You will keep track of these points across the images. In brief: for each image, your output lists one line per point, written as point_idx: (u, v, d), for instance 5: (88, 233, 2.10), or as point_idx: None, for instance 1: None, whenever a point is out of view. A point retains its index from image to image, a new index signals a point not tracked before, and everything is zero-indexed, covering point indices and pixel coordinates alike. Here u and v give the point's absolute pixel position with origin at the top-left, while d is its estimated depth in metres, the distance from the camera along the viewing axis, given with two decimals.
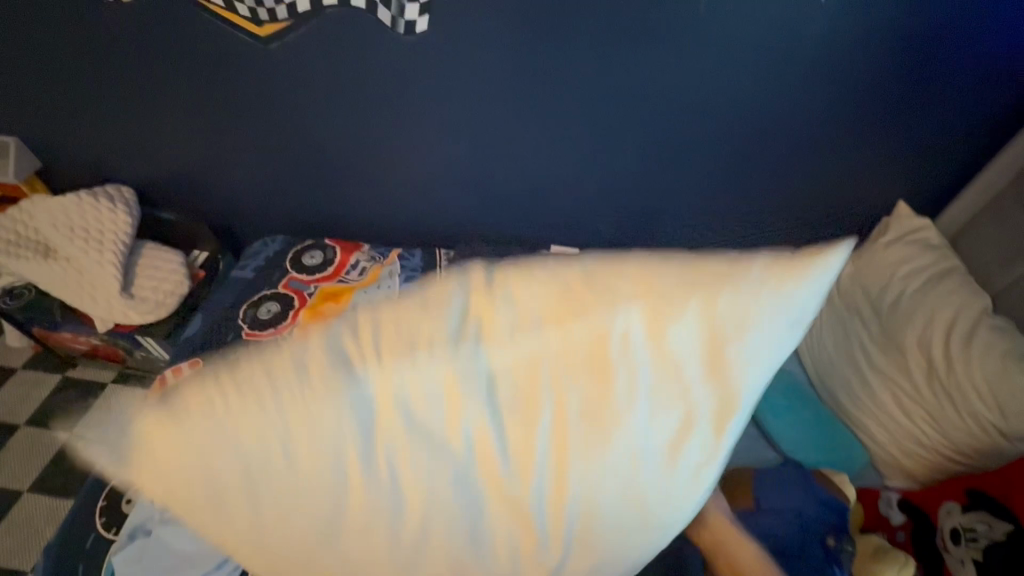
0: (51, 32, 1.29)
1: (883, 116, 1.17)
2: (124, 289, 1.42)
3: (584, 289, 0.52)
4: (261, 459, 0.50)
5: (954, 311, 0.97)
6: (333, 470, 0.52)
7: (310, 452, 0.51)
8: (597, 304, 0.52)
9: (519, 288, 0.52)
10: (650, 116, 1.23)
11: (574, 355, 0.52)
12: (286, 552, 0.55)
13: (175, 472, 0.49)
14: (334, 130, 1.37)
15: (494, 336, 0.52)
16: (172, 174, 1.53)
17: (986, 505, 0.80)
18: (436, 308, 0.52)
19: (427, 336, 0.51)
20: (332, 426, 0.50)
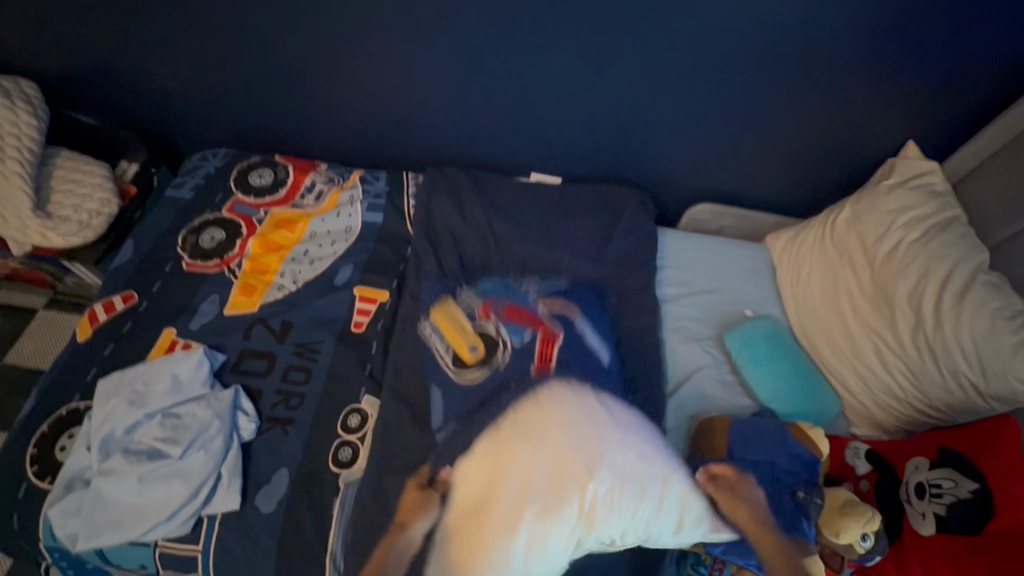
0: None
1: (906, 40, 1.05)
2: (37, 207, 1.21)
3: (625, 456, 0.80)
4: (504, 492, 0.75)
5: (949, 266, 0.94)
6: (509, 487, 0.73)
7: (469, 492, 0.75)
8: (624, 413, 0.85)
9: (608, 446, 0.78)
10: (647, 25, 1.08)
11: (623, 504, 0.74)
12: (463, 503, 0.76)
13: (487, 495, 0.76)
14: (276, 20, 1.16)
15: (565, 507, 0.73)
16: (84, 68, 1.29)
17: (954, 462, 0.80)
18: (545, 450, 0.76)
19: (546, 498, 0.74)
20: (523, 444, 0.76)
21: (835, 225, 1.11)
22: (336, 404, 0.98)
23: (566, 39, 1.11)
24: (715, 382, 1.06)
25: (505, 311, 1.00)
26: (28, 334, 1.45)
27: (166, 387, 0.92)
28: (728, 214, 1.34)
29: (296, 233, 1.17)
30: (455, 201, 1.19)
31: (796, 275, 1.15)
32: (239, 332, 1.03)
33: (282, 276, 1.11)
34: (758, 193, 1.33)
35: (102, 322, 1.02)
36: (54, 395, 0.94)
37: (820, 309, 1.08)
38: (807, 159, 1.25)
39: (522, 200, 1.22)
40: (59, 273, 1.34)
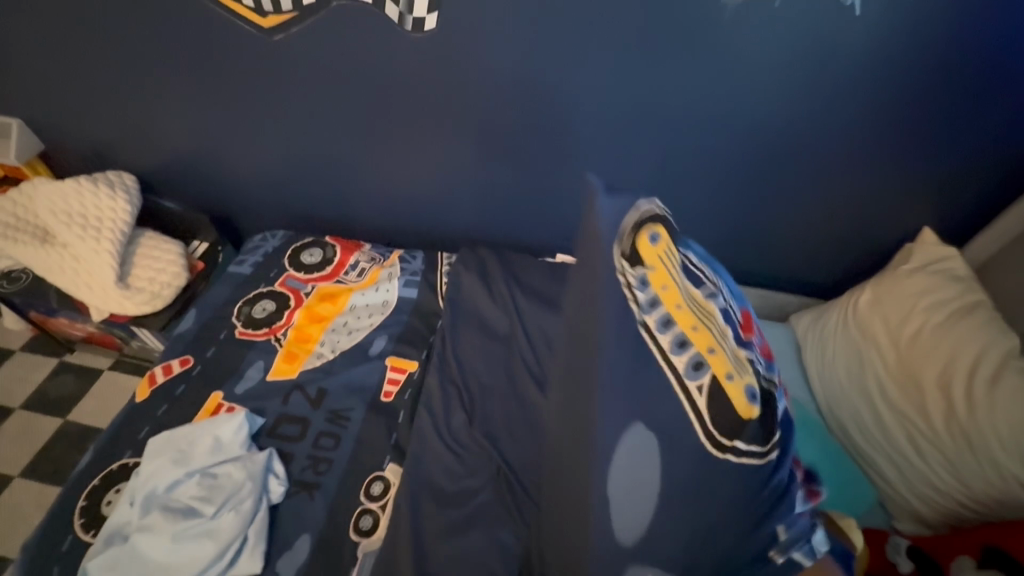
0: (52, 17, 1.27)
1: (914, 135, 1.11)
2: (119, 280, 1.38)
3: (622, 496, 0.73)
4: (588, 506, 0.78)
5: (978, 351, 0.92)
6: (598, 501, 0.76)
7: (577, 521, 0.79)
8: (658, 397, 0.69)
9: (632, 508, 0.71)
10: (662, 125, 1.19)
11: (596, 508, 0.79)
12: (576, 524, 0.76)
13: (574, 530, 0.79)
14: (336, 125, 1.34)
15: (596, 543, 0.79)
16: (173, 163, 1.50)
17: (1001, 563, 0.75)
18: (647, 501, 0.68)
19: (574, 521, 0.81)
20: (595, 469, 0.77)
21: (857, 307, 1.12)
22: (361, 470, 1.01)
23: (588, 138, 1.24)
24: None
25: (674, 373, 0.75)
26: (91, 393, 1.58)
27: (208, 447, 0.98)
28: (748, 293, 1.37)
29: (338, 305, 1.27)
30: (484, 280, 1.28)
31: (822, 355, 1.15)
32: (278, 396, 1.11)
33: (322, 345, 1.20)
34: (778, 273, 1.36)
35: (159, 383, 1.12)
36: (107, 451, 1.02)
37: (848, 392, 1.06)
38: (825, 242, 1.28)
39: (547, 279, 1.29)
40: (126, 337, 1.48)
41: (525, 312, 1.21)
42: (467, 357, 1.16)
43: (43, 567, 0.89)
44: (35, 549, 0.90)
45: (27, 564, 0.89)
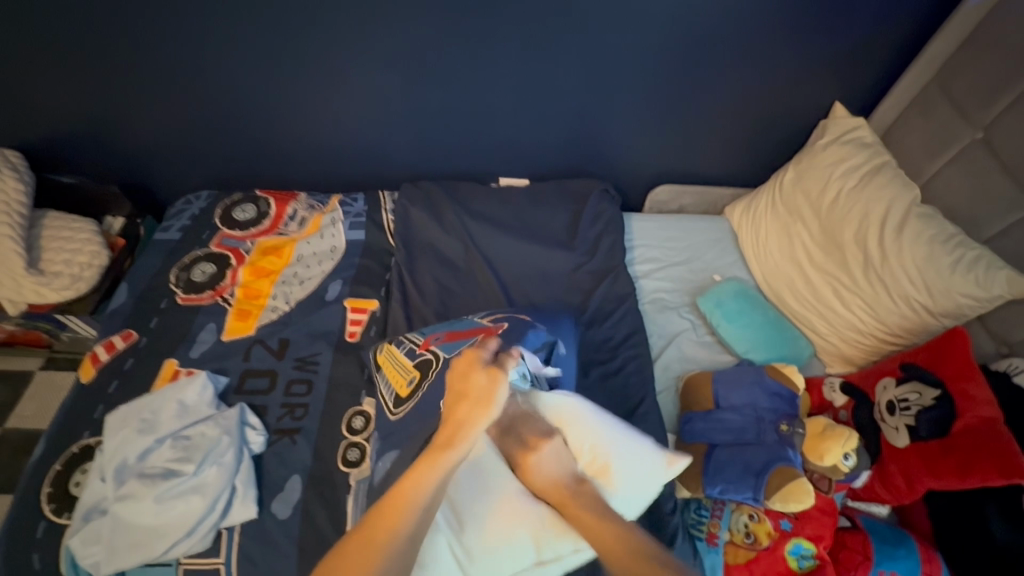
0: None
1: (825, 12, 1.14)
2: (30, 266, 1.25)
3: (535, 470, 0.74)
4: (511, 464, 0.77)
5: (887, 205, 1.03)
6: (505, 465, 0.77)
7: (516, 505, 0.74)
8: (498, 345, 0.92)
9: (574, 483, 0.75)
10: (587, 27, 1.16)
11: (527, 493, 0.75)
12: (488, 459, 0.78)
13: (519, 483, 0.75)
14: (243, 64, 1.23)
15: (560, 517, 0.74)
16: (64, 133, 1.35)
17: (916, 376, 0.87)
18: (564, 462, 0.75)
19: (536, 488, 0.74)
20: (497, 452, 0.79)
21: (783, 187, 1.20)
22: (339, 409, 1.02)
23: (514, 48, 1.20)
24: (695, 343, 1.13)
25: (445, 337, 0.98)
26: (26, 397, 1.46)
27: (173, 412, 0.95)
28: (687, 192, 1.43)
29: (283, 258, 1.22)
30: (430, 211, 1.26)
31: (755, 237, 1.24)
32: (238, 354, 1.08)
33: (274, 298, 1.16)
34: (712, 169, 1.42)
35: (104, 361, 1.06)
36: (63, 436, 0.97)
37: (781, 265, 1.16)
38: (752, 131, 1.34)
39: (494, 203, 1.29)
40: (53, 330, 1.37)
41: (477, 236, 1.21)
42: (426, 288, 1.16)
43: (20, 557, 0.85)
44: (6, 542, 0.86)
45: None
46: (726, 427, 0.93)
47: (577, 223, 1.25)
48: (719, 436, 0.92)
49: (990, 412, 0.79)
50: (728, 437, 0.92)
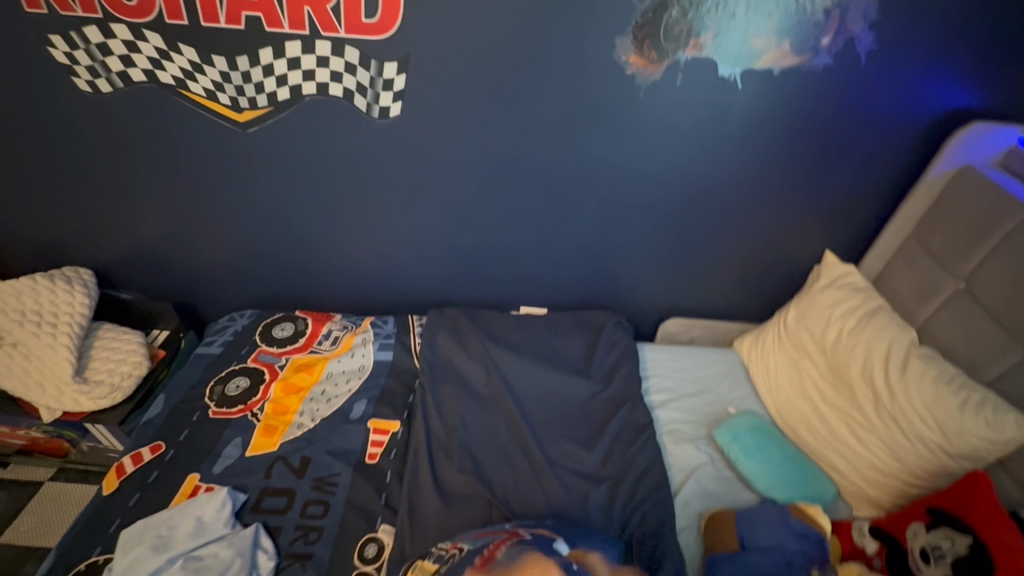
0: (12, 125, 1.28)
1: (815, 180, 1.30)
2: (76, 374, 1.33)
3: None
4: None
5: (887, 345, 1.09)
6: None
7: None
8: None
9: None
10: (609, 185, 1.33)
11: None
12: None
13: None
14: (304, 207, 1.39)
15: None
16: (134, 255, 1.50)
17: (947, 522, 0.85)
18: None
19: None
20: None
21: (787, 324, 1.29)
22: (353, 533, 1.00)
23: (544, 200, 1.36)
24: (715, 477, 1.12)
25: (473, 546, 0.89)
26: (28, 509, 1.43)
27: (189, 529, 0.95)
28: (696, 325, 1.53)
29: (315, 375, 1.29)
30: (456, 337, 1.35)
31: (765, 371, 1.29)
32: (259, 471, 1.09)
33: (301, 415, 1.20)
34: (718, 305, 1.52)
35: (129, 473, 1.08)
36: (75, 551, 0.96)
37: (794, 399, 1.20)
38: (755, 274, 1.46)
39: (514, 330, 1.38)
40: (76, 438, 1.40)
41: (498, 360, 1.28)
42: (448, 410, 1.20)
43: None
44: None
45: None
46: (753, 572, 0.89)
47: (593, 353, 1.32)
48: None
49: None
50: None
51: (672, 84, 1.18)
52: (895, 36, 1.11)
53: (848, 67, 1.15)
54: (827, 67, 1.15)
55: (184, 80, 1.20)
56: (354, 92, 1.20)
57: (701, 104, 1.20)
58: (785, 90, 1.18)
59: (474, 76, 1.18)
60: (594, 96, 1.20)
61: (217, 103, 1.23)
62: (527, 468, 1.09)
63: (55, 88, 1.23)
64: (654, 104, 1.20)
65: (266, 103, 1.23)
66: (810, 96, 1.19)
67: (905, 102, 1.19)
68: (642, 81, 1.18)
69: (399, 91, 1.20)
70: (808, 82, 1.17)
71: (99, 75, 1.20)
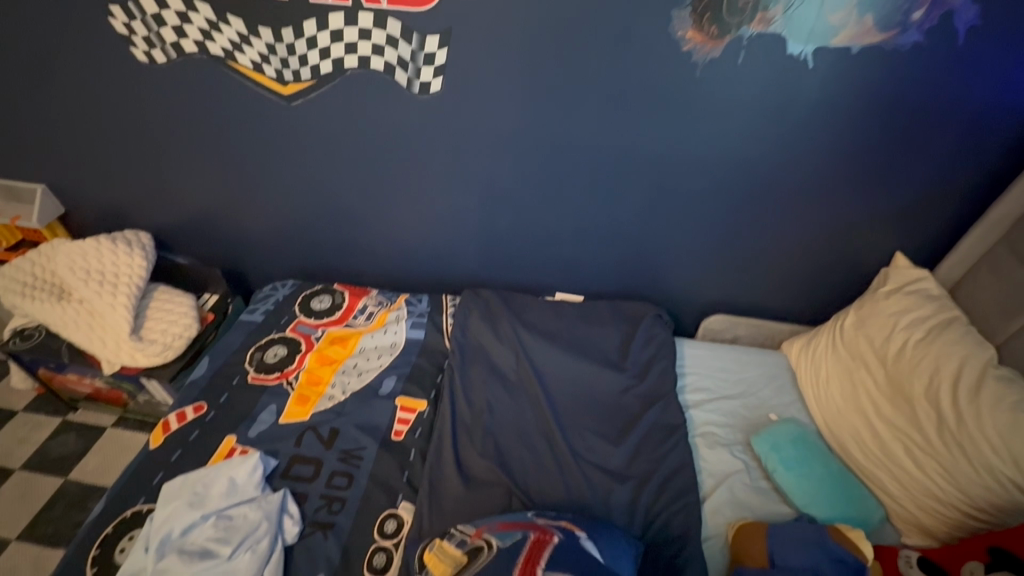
0: (80, 93, 1.35)
1: (889, 173, 1.18)
2: (133, 332, 1.41)
3: None
4: None
5: (959, 362, 0.98)
6: None
7: None
8: None
9: None
10: (656, 171, 1.25)
11: None
12: None
13: None
14: (344, 182, 1.40)
15: None
16: (187, 221, 1.57)
17: (1009, 564, 0.77)
18: None
19: None
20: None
21: (843, 330, 1.18)
22: (374, 507, 1.02)
23: (586, 184, 1.30)
24: (749, 487, 1.06)
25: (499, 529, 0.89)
26: (93, 451, 1.56)
27: (222, 489, 0.99)
28: (741, 323, 1.44)
29: (348, 349, 1.31)
30: (488, 320, 1.33)
31: (814, 378, 1.20)
32: (291, 438, 1.13)
33: (333, 387, 1.23)
34: (767, 303, 1.43)
35: (173, 430, 1.14)
36: (122, 499, 1.03)
37: (844, 411, 1.11)
38: (812, 272, 1.35)
39: (548, 317, 1.34)
40: (133, 391, 1.50)
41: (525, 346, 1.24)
42: (475, 393, 1.19)
43: None
44: None
45: None
46: None
47: (628, 346, 1.27)
48: None
49: None
50: None
51: (732, 62, 1.08)
52: (1001, 10, 0.97)
53: (940, 46, 1.02)
54: (913, 45, 1.02)
55: (233, 51, 1.22)
56: (395, 67, 1.18)
57: (763, 85, 1.09)
58: (862, 70, 1.06)
59: (517, 52, 1.13)
60: (645, 74, 1.12)
61: (263, 76, 1.25)
62: (551, 459, 1.07)
63: (116, 58, 1.27)
64: (711, 84, 1.11)
65: (310, 77, 1.23)
66: (892, 79, 1.06)
67: (1007, 87, 1.04)
68: (699, 59, 1.08)
69: (440, 66, 1.17)
70: (889, 62, 1.04)
71: (155, 45, 1.24)
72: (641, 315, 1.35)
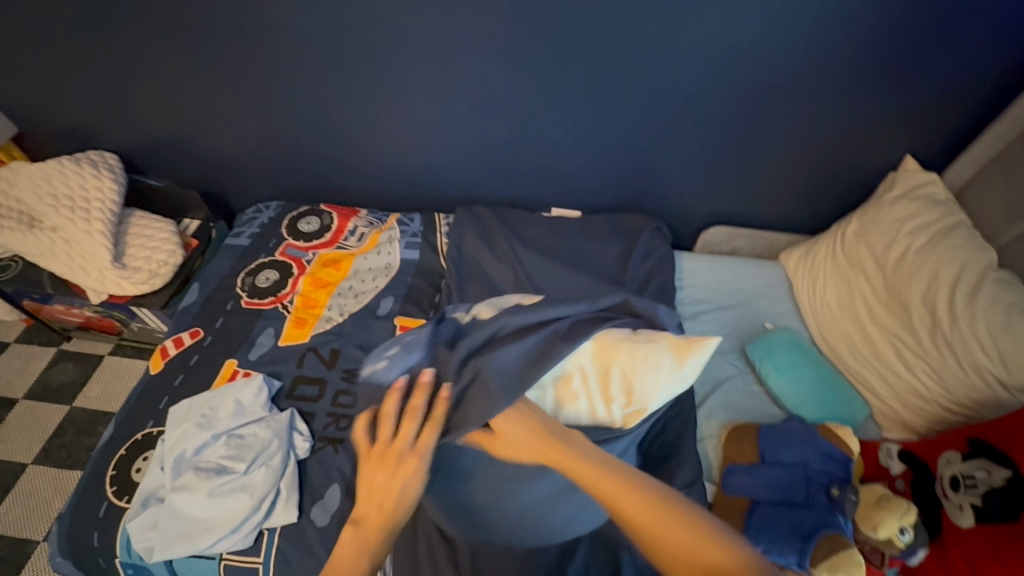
0: None
1: (907, 67, 1.10)
2: (115, 260, 1.36)
3: (600, 363, 0.81)
4: (636, 359, 0.81)
5: (960, 266, 0.98)
6: (659, 359, 0.80)
7: (646, 374, 0.80)
8: (627, 352, 0.81)
9: (661, 351, 0.81)
10: (659, 70, 1.16)
11: (637, 373, 0.81)
12: (625, 364, 0.81)
13: (616, 360, 0.81)
14: (322, 91, 1.30)
15: (638, 391, 0.81)
16: (156, 140, 1.46)
17: (985, 453, 0.81)
18: (629, 347, 0.81)
19: (614, 363, 0.81)
20: (625, 354, 0.81)
21: (844, 238, 1.17)
22: None
23: (585, 86, 1.21)
24: (742, 391, 1.10)
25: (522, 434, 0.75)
26: (94, 379, 1.57)
27: (230, 410, 1.00)
28: (741, 235, 1.41)
29: (341, 272, 1.28)
30: (483, 238, 1.29)
31: (810, 287, 1.21)
32: (292, 360, 1.13)
33: (329, 309, 1.21)
34: (770, 214, 1.39)
35: (172, 355, 1.14)
36: (131, 423, 1.04)
37: (839, 318, 1.13)
38: (818, 179, 1.30)
39: (545, 233, 1.31)
40: (126, 320, 1.47)
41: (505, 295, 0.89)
42: None
43: (83, 533, 0.92)
44: (73, 516, 0.94)
45: (65, 532, 0.92)
46: (771, 485, 0.90)
47: (627, 260, 1.25)
48: (763, 492, 0.90)
49: None
50: (772, 494, 0.90)
51: None
52: None
53: None
54: None
55: None
56: None
57: None
58: None
59: None
60: None
61: None
62: None
63: None
64: None
65: None
66: None
67: None
68: None
69: None
70: None
71: None
72: (641, 230, 1.32)
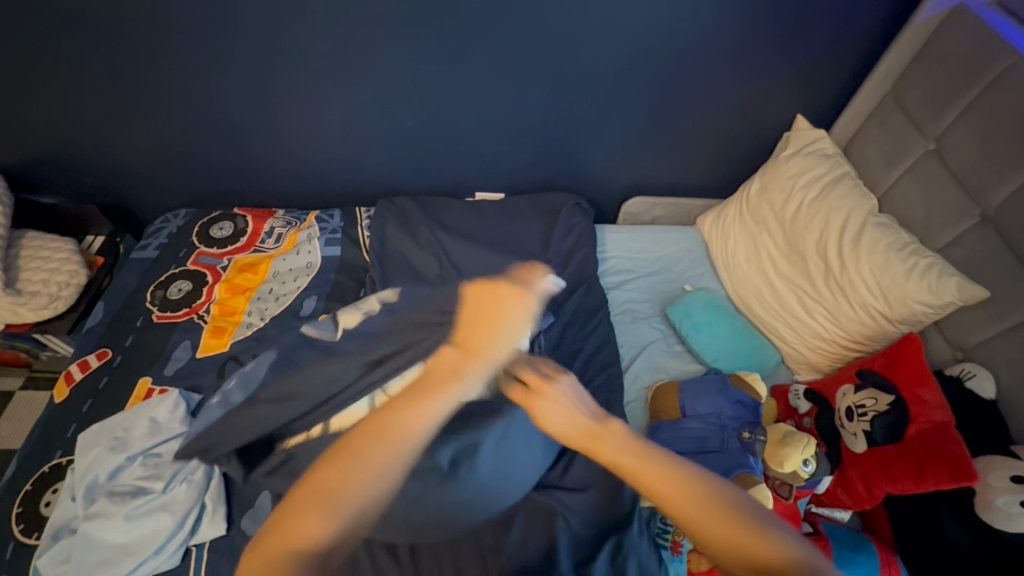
0: None
1: (786, 31, 1.16)
2: (7, 286, 1.26)
3: None
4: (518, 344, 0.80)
5: (846, 214, 1.05)
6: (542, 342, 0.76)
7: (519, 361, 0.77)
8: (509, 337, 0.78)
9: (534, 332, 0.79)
10: (557, 47, 1.17)
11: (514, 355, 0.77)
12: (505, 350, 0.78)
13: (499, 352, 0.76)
14: (216, 89, 1.24)
15: None
16: (41, 155, 1.36)
17: (873, 382, 0.89)
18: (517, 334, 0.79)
19: None
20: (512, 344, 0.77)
21: (749, 198, 1.23)
22: None
23: (487, 68, 1.21)
24: (665, 352, 1.15)
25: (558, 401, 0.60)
26: (5, 416, 1.46)
27: (144, 429, 0.96)
28: (659, 204, 1.46)
29: (259, 276, 1.24)
30: (404, 227, 1.28)
31: (722, 247, 1.27)
32: (212, 371, 1.08)
33: (249, 315, 1.17)
34: (684, 180, 1.44)
35: (78, 381, 1.07)
36: (37, 456, 0.98)
37: (748, 273, 1.19)
38: (723, 145, 1.36)
39: (468, 218, 1.31)
40: (32, 350, 1.37)
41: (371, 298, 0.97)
42: None
43: None
44: None
45: None
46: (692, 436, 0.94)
47: (549, 237, 1.27)
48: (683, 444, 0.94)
49: (941, 415, 0.82)
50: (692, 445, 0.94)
51: None
52: None
53: None
54: None
55: None
56: None
57: None
58: None
59: None
60: None
61: None
62: None
63: None
64: None
65: None
66: None
67: None
68: None
69: None
70: None
71: None
72: (561, 207, 1.34)
